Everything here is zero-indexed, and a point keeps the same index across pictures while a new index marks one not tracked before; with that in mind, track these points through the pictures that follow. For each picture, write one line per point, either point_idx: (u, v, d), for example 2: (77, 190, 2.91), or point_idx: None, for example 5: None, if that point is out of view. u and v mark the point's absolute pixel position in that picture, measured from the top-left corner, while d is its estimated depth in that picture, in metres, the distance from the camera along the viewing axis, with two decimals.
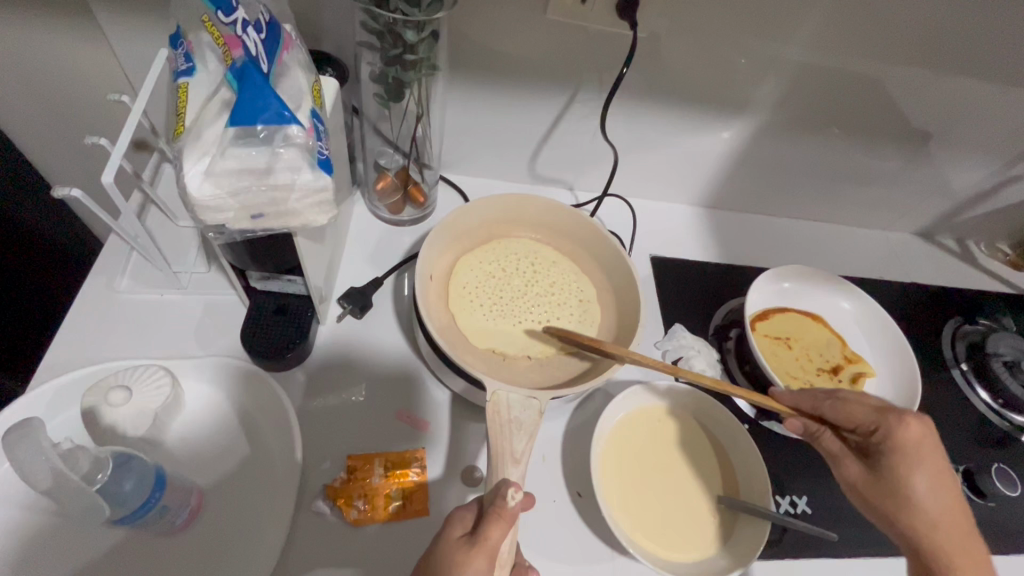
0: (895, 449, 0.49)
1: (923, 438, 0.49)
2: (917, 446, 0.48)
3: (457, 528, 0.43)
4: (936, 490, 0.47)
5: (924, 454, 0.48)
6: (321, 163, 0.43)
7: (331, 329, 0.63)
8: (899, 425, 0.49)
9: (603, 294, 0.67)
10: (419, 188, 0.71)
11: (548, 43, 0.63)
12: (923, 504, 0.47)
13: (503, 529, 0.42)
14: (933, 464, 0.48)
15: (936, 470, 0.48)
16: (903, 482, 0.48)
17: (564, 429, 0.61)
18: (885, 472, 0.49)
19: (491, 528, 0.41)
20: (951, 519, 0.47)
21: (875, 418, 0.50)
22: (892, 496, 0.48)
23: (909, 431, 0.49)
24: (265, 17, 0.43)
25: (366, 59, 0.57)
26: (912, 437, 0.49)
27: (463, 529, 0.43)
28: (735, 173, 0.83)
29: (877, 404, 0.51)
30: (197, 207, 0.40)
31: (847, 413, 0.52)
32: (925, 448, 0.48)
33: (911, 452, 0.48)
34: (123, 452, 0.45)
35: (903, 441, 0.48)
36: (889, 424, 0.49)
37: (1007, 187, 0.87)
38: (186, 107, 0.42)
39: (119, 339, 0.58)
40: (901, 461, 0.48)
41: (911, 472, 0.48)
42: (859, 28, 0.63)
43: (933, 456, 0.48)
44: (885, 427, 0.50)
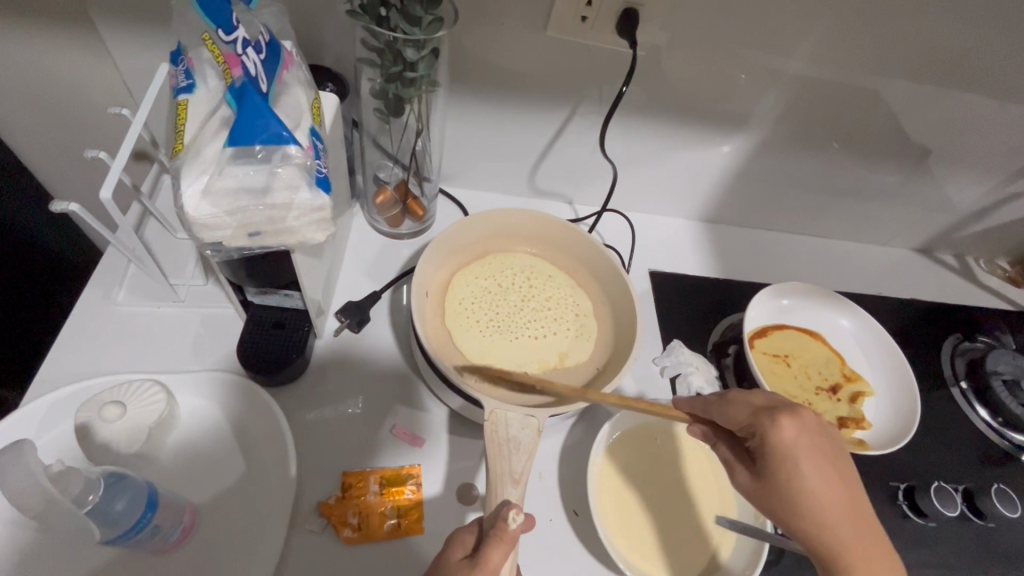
0: (773, 456, 0.43)
1: (800, 434, 0.43)
2: (792, 448, 0.43)
3: (459, 550, 0.42)
4: (824, 491, 0.42)
5: (801, 454, 0.43)
6: (319, 182, 0.43)
7: (327, 343, 0.63)
8: (771, 428, 0.43)
9: (600, 310, 0.67)
10: (417, 202, 0.71)
11: (548, 59, 0.63)
12: (813, 509, 0.42)
13: (504, 552, 0.41)
14: (816, 461, 0.42)
15: (821, 467, 0.42)
16: (788, 488, 0.42)
17: (561, 446, 0.60)
18: (769, 479, 0.43)
19: (492, 550, 0.41)
20: (846, 518, 0.42)
21: (750, 422, 0.45)
22: (781, 504, 0.43)
23: (782, 433, 0.43)
24: (266, 37, 0.43)
25: (366, 74, 0.57)
26: (787, 438, 0.43)
27: (464, 550, 0.43)
28: (735, 188, 0.83)
29: (756, 405, 0.46)
30: (194, 226, 0.40)
31: (729, 416, 0.47)
32: (804, 446, 0.43)
33: (790, 454, 0.43)
34: (115, 471, 0.44)
35: (777, 445, 0.43)
36: (763, 426, 0.44)
37: (1007, 203, 0.87)
38: (186, 124, 0.42)
39: (114, 352, 0.58)
40: (779, 468, 0.43)
41: (791, 477, 0.42)
42: (859, 47, 0.64)
43: (815, 454, 0.43)
44: (759, 431, 0.44)
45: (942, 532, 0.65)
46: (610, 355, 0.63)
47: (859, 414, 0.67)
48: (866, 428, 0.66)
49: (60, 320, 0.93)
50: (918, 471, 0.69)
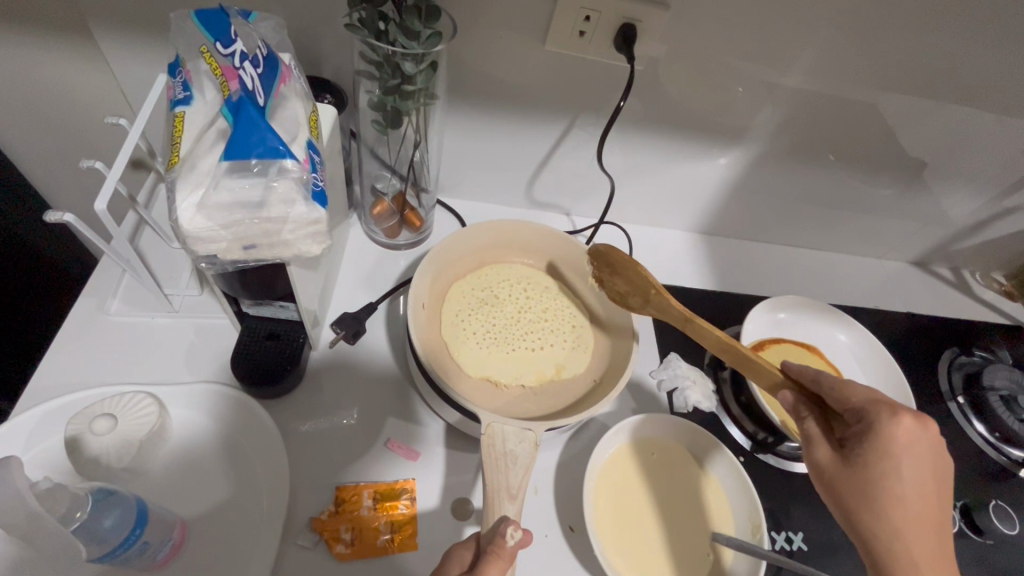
0: (876, 445, 0.42)
1: (920, 436, 0.42)
2: (905, 444, 0.42)
3: (456, 566, 0.42)
4: (916, 495, 0.41)
5: (910, 454, 0.42)
6: (315, 196, 0.43)
7: (323, 355, 0.62)
8: (891, 417, 0.43)
9: (597, 320, 0.67)
10: (415, 213, 0.71)
11: (547, 73, 0.64)
12: (901, 506, 0.41)
13: (502, 568, 0.41)
14: (922, 465, 0.42)
15: (925, 472, 0.42)
16: (879, 473, 0.42)
17: (557, 460, 0.60)
18: (859, 461, 0.43)
19: (489, 567, 0.40)
20: (927, 531, 0.41)
21: (864, 406, 0.44)
22: (861, 486, 0.42)
23: (900, 427, 0.42)
24: (263, 50, 0.43)
25: (365, 86, 0.57)
26: (904, 433, 0.42)
27: (462, 566, 0.42)
28: (732, 200, 0.83)
29: (881, 398, 0.45)
30: (188, 239, 0.40)
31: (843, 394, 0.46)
32: (918, 448, 0.42)
33: (898, 448, 0.42)
34: (103, 487, 0.44)
35: (890, 435, 0.42)
36: (878, 416, 0.43)
37: (1003, 218, 0.87)
38: (182, 137, 0.42)
39: (107, 363, 0.57)
40: (880, 453, 0.42)
41: (890, 467, 0.42)
42: (856, 61, 0.64)
43: (922, 461, 0.42)
44: (874, 416, 0.43)
45: None
46: (606, 368, 0.62)
47: None
48: None
49: (54, 325, 0.92)
50: None
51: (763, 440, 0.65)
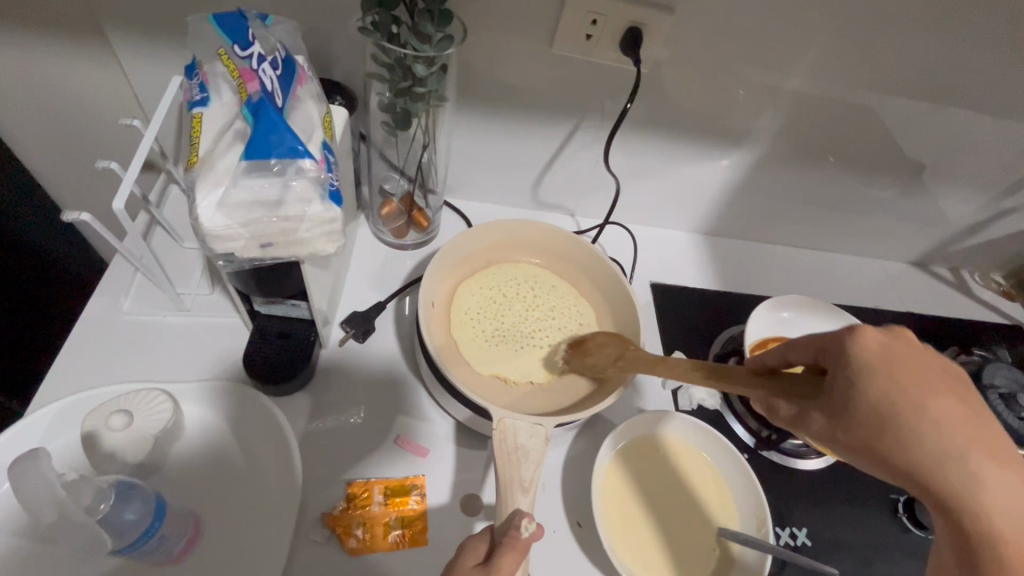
0: (855, 370, 0.36)
1: (890, 345, 0.37)
2: (883, 357, 0.36)
3: (471, 558, 0.42)
4: (916, 399, 0.34)
5: (881, 370, 0.36)
6: (331, 195, 0.44)
7: (332, 353, 0.63)
8: (849, 335, 0.38)
9: (602, 317, 0.67)
10: (422, 213, 0.72)
11: (553, 75, 0.65)
12: (917, 419, 0.34)
13: (516, 560, 0.41)
14: (915, 370, 0.35)
15: (926, 372, 0.36)
16: (873, 403, 0.35)
17: (564, 457, 0.60)
18: (853, 401, 0.36)
19: (503, 559, 0.41)
20: (964, 432, 0.34)
21: (833, 344, 0.38)
22: (869, 424, 0.35)
23: (865, 342, 0.37)
24: (281, 54, 0.45)
25: (376, 89, 0.58)
26: (871, 346, 0.37)
27: (476, 558, 0.42)
28: (734, 201, 0.84)
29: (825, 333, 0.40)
30: (207, 237, 0.41)
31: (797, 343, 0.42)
32: (893, 353, 0.36)
33: (863, 368, 0.36)
34: (124, 480, 0.44)
35: (856, 355, 0.37)
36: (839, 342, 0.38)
37: (1001, 219, 0.88)
38: (200, 137, 0.42)
39: (120, 361, 0.58)
40: (867, 378, 0.36)
41: (887, 388, 0.35)
42: (858, 64, 0.65)
43: (904, 369, 0.36)
44: (836, 344, 0.38)
45: None
46: None
47: None
48: None
49: (64, 327, 0.93)
50: None
51: (767, 437, 0.65)
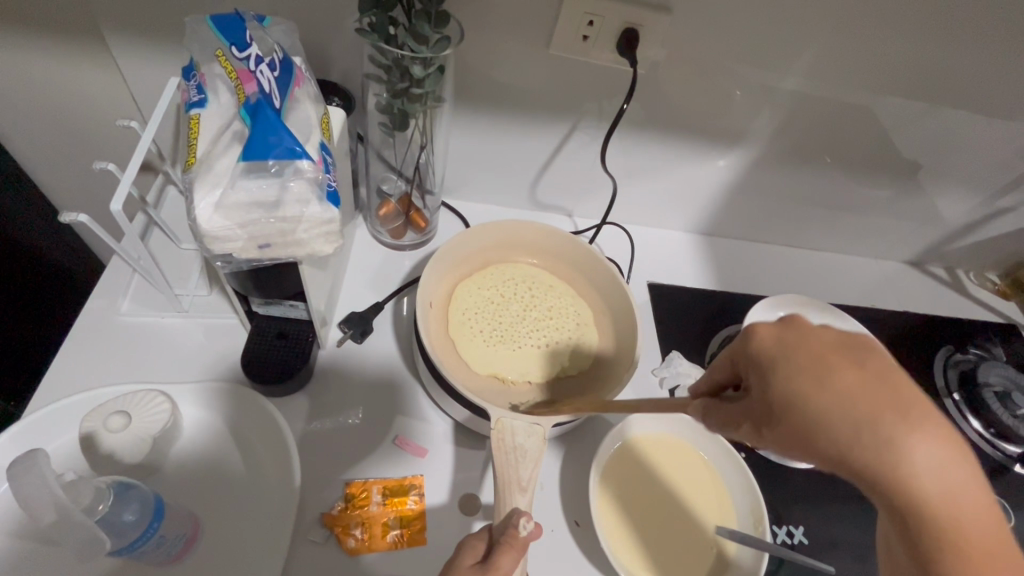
0: (761, 372, 0.29)
1: (785, 332, 0.28)
2: (781, 348, 0.28)
3: (470, 557, 0.42)
4: (829, 388, 0.26)
5: (785, 367, 0.27)
6: (329, 196, 0.44)
7: (331, 353, 0.63)
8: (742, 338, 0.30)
9: (600, 318, 0.68)
10: (420, 213, 0.72)
11: (550, 75, 0.65)
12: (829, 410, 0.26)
13: (514, 558, 0.41)
14: (819, 356, 0.27)
15: (830, 354, 0.27)
16: (782, 409, 0.27)
17: (562, 457, 0.61)
18: (773, 407, 0.28)
19: (501, 557, 0.41)
20: (894, 410, 0.26)
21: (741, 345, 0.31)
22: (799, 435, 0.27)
23: (758, 339, 0.29)
24: (278, 55, 0.44)
25: (373, 90, 0.58)
26: (766, 341, 0.29)
27: (475, 558, 0.42)
28: (731, 201, 0.85)
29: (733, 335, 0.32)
30: (205, 238, 0.41)
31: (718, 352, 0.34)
32: (795, 341, 0.28)
33: (769, 364, 0.28)
34: (121, 481, 0.45)
35: (757, 355, 0.29)
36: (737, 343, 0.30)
37: (996, 218, 0.89)
38: (198, 139, 0.43)
39: (118, 363, 0.58)
40: (775, 379, 0.28)
41: (798, 388, 0.27)
42: (854, 64, 0.65)
43: (810, 354, 0.27)
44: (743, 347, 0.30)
45: None
46: (610, 365, 0.63)
47: None
48: None
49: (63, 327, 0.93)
50: None
51: None
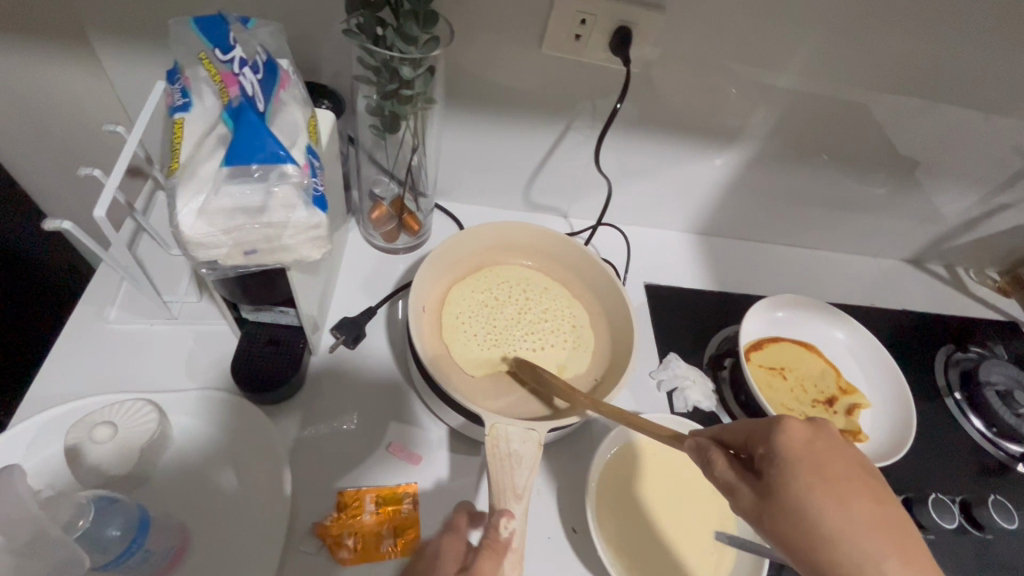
0: (780, 462, 0.33)
1: (816, 436, 0.33)
2: (808, 448, 0.33)
3: None
4: (836, 500, 0.31)
5: (805, 461, 0.32)
6: (316, 201, 0.43)
7: (323, 359, 0.62)
8: (773, 424, 0.34)
9: (596, 320, 0.67)
10: (413, 216, 0.71)
11: (543, 75, 0.64)
12: (824, 502, 0.31)
13: (495, 561, 0.42)
14: (838, 465, 0.32)
15: (850, 464, 0.32)
16: (790, 503, 0.31)
17: (558, 462, 0.60)
18: (785, 494, 0.32)
19: (484, 564, 0.42)
20: (881, 528, 0.30)
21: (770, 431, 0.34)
22: (789, 522, 0.31)
23: (789, 431, 0.33)
24: (262, 57, 0.43)
25: (363, 92, 0.57)
26: (795, 437, 0.33)
27: None
28: (728, 200, 0.84)
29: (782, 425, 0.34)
30: (188, 245, 0.40)
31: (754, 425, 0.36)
32: (820, 441, 0.33)
33: (791, 455, 0.33)
34: (104, 495, 0.44)
35: (784, 444, 0.33)
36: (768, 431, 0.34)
37: (995, 215, 0.88)
38: (181, 143, 0.42)
39: (106, 372, 0.57)
40: (792, 473, 0.32)
41: (811, 486, 0.31)
42: (850, 61, 0.65)
43: (829, 457, 0.32)
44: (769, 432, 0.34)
45: (940, 545, 0.65)
46: (607, 368, 0.62)
47: (855, 427, 0.67)
48: (863, 440, 0.65)
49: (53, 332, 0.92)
50: (911, 484, 0.69)
51: None
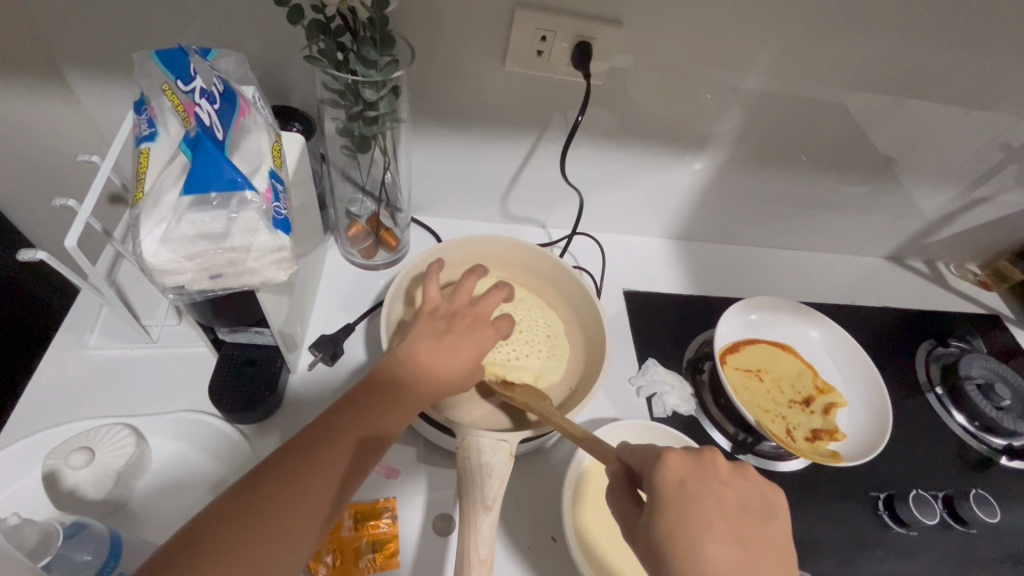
0: (655, 498, 0.37)
1: (690, 474, 0.38)
2: (679, 487, 0.37)
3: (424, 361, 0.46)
4: (697, 535, 0.35)
5: (676, 500, 0.37)
6: (278, 223, 0.44)
7: (302, 378, 0.63)
8: (655, 463, 0.39)
9: (571, 329, 0.68)
10: (390, 232, 0.72)
11: (507, 89, 0.65)
12: (684, 542, 0.35)
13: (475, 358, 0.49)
14: (703, 504, 0.36)
15: (717, 507, 0.37)
16: (658, 539, 0.36)
17: (537, 471, 0.60)
18: (654, 530, 0.36)
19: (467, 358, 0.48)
20: (735, 569, 0.35)
21: (651, 467, 0.39)
22: (657, 553, 0.36)
23: (668, 470, 0.38)
24: (221, 86, 0.44)
25: (331, 114, 0.59)
26: (672, 476, 0.38)
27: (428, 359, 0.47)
28: (704, 205, 0.85)
29: (666, 460, 0.39)
30: (153, 272, 0.41)
31: (642, 458, 0.40)
32: (691, 483, 0.37)
33: (665, 494, 0.37)
34: (76, 522, 0.46)
35: (659, 483, 0.38)
36: (649, 466, 0.39)
37: (973, 209, 0.89)
38: (146, 172, 0.43)
39: (87, 398, 0.58)
40: (661, 511, 0.37)
41: (675, 524, 0.36)
42: (811, 65, 0.66)
43: (700, 497, 0.37)
44: (650, 468, 0.39)
45: (923, 541, 0.65)
46: (581, 375, 0.63)
47: (832, 425, 0.67)
48: (840, 439, 0.66)
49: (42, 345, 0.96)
50: (893, 480, 0.69)
51: (743, 440, 0.67)
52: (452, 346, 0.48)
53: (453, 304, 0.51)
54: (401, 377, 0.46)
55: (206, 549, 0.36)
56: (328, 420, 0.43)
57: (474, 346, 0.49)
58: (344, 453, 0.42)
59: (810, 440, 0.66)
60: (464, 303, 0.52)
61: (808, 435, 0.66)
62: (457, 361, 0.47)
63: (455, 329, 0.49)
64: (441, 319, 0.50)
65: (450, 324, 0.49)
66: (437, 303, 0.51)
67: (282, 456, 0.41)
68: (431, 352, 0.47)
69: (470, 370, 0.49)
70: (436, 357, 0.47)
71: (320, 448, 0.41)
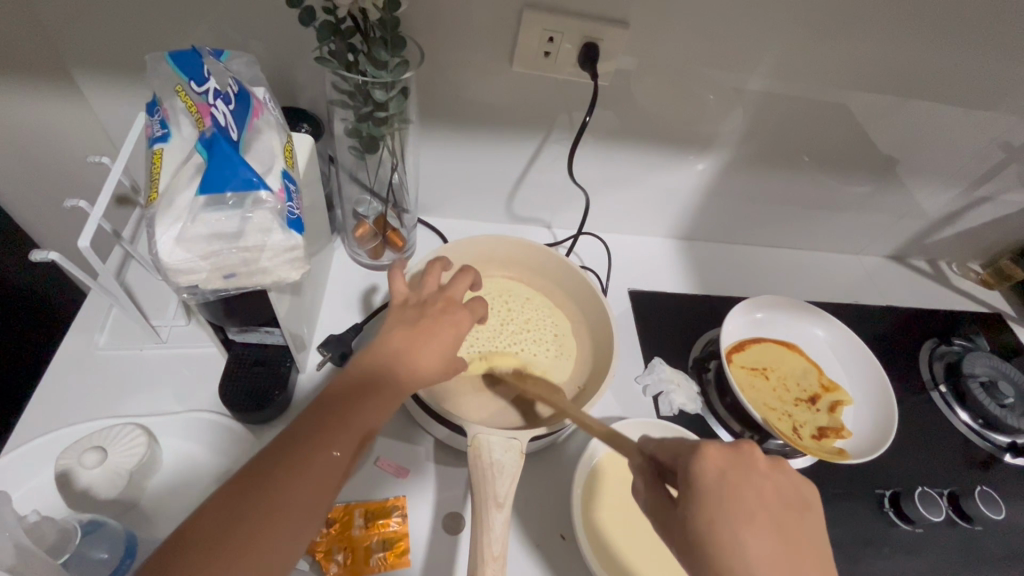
0: (694, 490, 0.37)
1: (728, 467, 0.38)
2: (719, 479, 0.37)
3: (394, 350, 0.45)
4: (740, 527, 0.36)
5: (717, 492, 0.37)
6: (292, 223, 0.44)
7: (311, 377, 0.63)
8: (693, 456, 0.38)
9: (578, 328, 0.68)
10: (397, 232, 0.72)
11: (514, 90, 0.66)
12: (727, 532, 0.36)
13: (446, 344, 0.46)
14: (744, 495, 0.37)
15: (757, 498, 0.37)
16: (699, 530, 0.36)
17: (545, 469, 0.61)
18: (695, 523, 0.37)
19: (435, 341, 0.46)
20: (777, 557, 0.35)
21: (687, 458, 0.39)
22: (699, 544, 0.36)
23: (708, 464, 0.38)
24: (234, 87, 0.45)
25: (340, 115, 0.59)
26: (711, 469, 0.38)
27: (397, 347, 0.45)
28: (708, 205, 0.85)
29: (702, 455, 0.38)
30: (168, 271, 0.41)
31: (677, 451, 0.40)
32: (731, 474, 0.37)
33: (707, 486, 0.37)
34: (94, 519, 0.46)
35: (699, 475, 0.37)
36: (683, 461, 0.39)
37: (975, 208, 0.89)
38: (160, 172, 0.43)
39: (97, 398, 0.58)
40: (702, 503, 0.37)
41: (716, 515, 0.36)
42: (815, 66, 0.66)
43: (741, 490, 0.37)
44: (685, 462, 0.38)
45: (929, 538, 0.65)
46: (589, 374, 0.64)
47: (839, 423, 0.67)
48: (846, 437, 0.66)
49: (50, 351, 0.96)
50: (899, 478, 0.70)
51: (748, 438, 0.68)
52: (425, 334, 0.46)
53: (422, 291, 0.50)
54: (379, 369, 0.44)
55: (194, 567, 0.35)
56: (311, 419, 0.41)
57: (449, 330, 0.47)
58: (330, 455, 0.40)
59: (816, 438, 0.66)
60: (434, 290, 0.50)
61: (815, 432, 0.67)
62: (435, 346, 0.46)
63: (427, 316, 0.47)
64: (412, 308, 0.48)
65: (422, 311, 0.47)
66: (405, 294, 0.49)
67: (271, 455, 0.40)
68: (405, 340, 0.45)
69: (446, 356, 0.46)
70: (410, 346, 0.45)
71: (306, 447, 0.40)
